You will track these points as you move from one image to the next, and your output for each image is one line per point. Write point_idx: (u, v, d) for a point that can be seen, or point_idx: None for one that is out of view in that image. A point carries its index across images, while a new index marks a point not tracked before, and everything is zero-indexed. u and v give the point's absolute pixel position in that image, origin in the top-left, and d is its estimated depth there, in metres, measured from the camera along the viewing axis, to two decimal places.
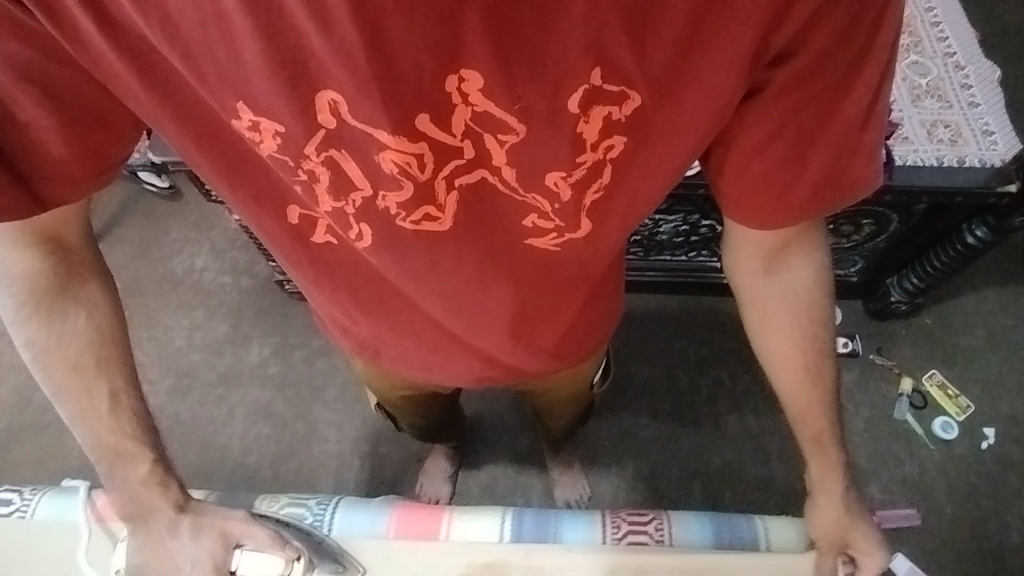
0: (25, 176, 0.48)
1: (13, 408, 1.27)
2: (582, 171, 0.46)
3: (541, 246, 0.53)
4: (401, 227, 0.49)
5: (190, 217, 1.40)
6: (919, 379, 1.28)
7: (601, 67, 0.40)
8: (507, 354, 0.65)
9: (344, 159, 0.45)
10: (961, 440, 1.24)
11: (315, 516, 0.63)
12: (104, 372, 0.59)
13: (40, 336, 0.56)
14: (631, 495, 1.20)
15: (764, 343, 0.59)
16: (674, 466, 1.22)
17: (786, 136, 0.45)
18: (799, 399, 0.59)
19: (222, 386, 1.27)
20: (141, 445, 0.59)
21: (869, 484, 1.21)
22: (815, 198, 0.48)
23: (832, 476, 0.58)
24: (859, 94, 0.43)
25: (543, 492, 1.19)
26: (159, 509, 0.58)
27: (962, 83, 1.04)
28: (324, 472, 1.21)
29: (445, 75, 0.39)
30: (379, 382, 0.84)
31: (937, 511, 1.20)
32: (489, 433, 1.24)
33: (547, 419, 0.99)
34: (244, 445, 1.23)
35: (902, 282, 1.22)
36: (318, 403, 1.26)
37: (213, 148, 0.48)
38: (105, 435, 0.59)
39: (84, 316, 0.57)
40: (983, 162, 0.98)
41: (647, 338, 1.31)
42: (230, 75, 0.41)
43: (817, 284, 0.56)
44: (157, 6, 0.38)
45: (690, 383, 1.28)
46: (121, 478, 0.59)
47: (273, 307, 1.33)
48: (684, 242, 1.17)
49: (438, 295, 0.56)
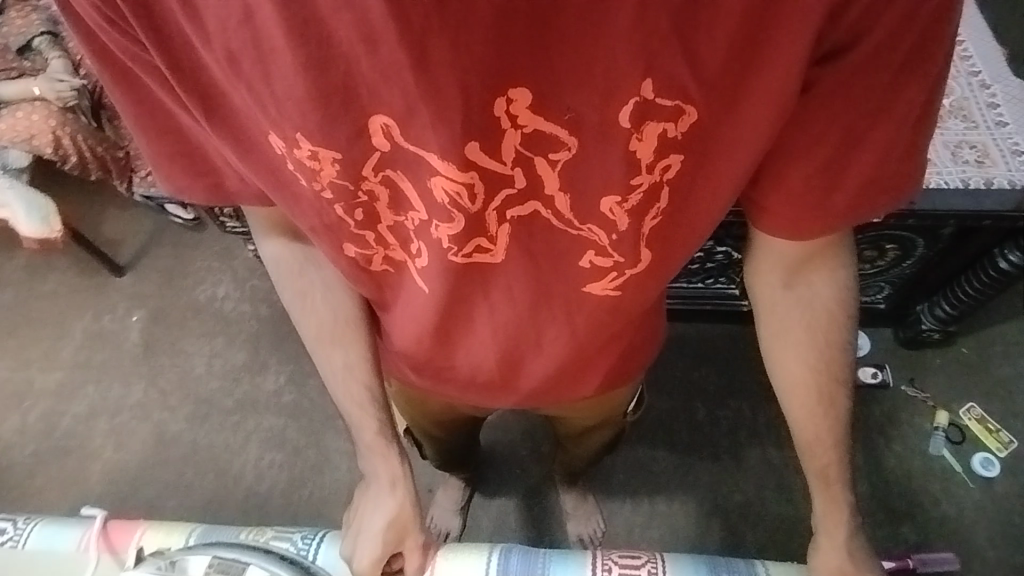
0: (219, 183, 0.53)
1: (39, 432, 1.31)
2: (638, 195, 0.45)
3: (599, 294, 0.53)
4: (452, 261, 0.49)
5: (213, 248, 1.45)
6: (956, 412, 1.21)
7: (651, 78, 0.39)
8: (532, 379, 0.64)
9: (400, 179, 0.45)
10: (1003, 478, 1.17)
11: (299, 548, 0.64)
12: (337, 343, 0.63)
13: (293, 309, 0.62)
14: (647, 533, 1.16)
15: (775, 360, 0.56)
16: (694, 501, 1.18)
17: (830, 139, 0.42)
18: (808, 425, 0.56)
19: (239, 414, 1.29)
20: (368, 412, 0.64)
21: (904, 526, 1.14)
22: (859, 202, 0.46)
23: (836, 517, 0.57)
24: (914, 90, 0.40)
25: (555, 527, 1.17)
26: (382, 474, 0.63)
27: (988, 102, 1.00)
28: (336, 502, 1.21)
29: (493, 99, 0.39)
30: (409, 405, 0.83)
31: (978, 556, 1.12)
32: (500, 464, 1.22)
33: (573, 446, 0.95)
34: (257, 472, 1.24)
35: (933, 309, 1.17)
36: (331, 431, 1.26)
37: (272, 181, 0.50)
38: (346, 393, 0.64)
39: (320, 293, 0.61)
40: (1012, 184, 0.93)
41: (665, 367, 1.28)
42: (279, 107, 0.43)
43: (839, 304, 0.53)
44: (222, 43, 0.41)
45: (708, 415, 1.24)
46: (357, 432, 0.64)
47: (291, 335, 1.35)
48: (700, 268, 1.14)
49: (488, 320, 0.55)
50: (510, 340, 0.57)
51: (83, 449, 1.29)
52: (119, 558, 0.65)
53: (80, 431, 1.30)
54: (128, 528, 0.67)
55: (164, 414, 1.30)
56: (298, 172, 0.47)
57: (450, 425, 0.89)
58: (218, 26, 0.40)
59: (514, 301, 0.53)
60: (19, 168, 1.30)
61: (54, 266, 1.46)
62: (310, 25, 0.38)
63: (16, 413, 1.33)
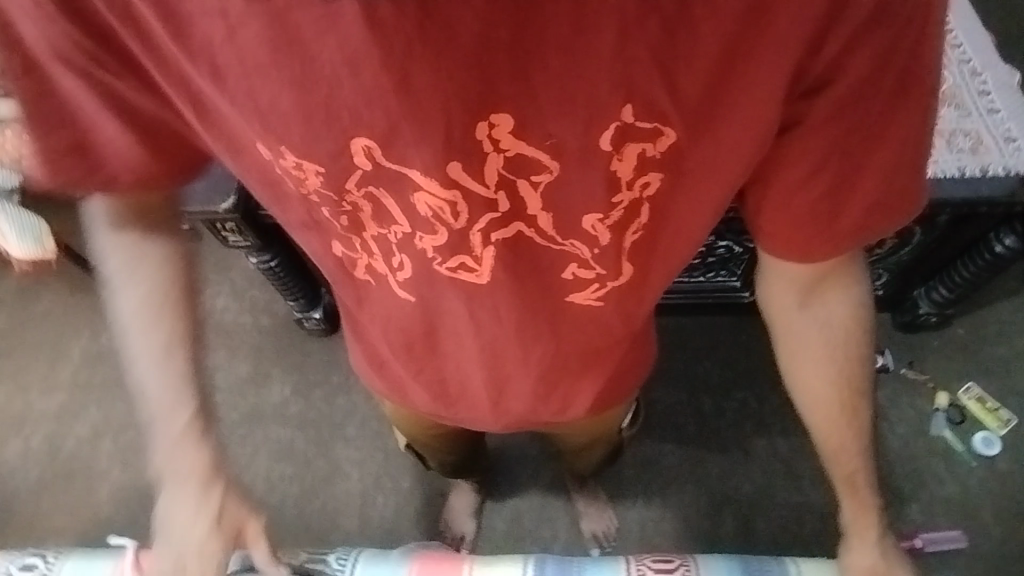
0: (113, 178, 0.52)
1: (43, 456, 1.29)
2: (619, 212, 0.46)
3: (580, 304, 0.55)
4: (437, 271, 0.50)
5: (210, 258, 1.43)
6: (956, 393, 1.24)
7: (632, 103, 0.40)
8: (522, 401, 0.65)
9: (383, 196, 0.45)
10: (1004, 455, 1.20)
11: (336, 568, 0.70)
12: (164, 317, 0.60)
13: (118, 278, 0.59)
14: (660, 526, 1.17)
15: (794, 376, 0.57)
16: (704, 493, 1.20)
17: (831, 167, 0.43)
18: (832, 436, 0.57)
19: (246, 426, 1.28)
20: (179, 403, 0.61)
21: (910, 506, 1.17)
22: (866, 224, 0.46)
23: (867, 520, 0.58)
24: (909, 112, 0.41)
25: (570, 525, 1.18)
26: (190, 469, 0.61)
27: (980, 89, 1.01)
28: (349, 511, 1.21)
29: (475, 123, 0.39)
30: (407, 423, 0.85)
31: (985, 531, 1.15)
32: (511, 465, 1.22)
33: (574, 460, 0.97)
34: (268, 484, 1.24)
35: (930, 293, 1.19)
36: (340, 440, 1.26)
37: (260, 179, 0.49)
38: (156, 386, 0.61)
39: (154, 265, 0.59)
40: (1007, 170, 0.95)
41: (668, 360, 1.29)
42: (264, 123, 0.42)
43: (854, 319, 0.54)
44: (208, 62, 0.41)
45: (714, 406, 1.25)
46: (162, 433, 0.62)
47: (294, 345, 1.34)
48: (702, 264, 1.14)
49: (477, 338, 0.56)
50: (496, 356, 0.58)
51: (89, 471, 1.27)
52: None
53: (85, 452, 1.29)
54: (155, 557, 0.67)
55: None
56: (284, 178, 0.47)
57: (450, 438, 0.91)
58: (204, 46, 0.40)
59: (501, 319, 0.54)
60: (9, 190, 1.20)
61: (48, 285, 1.43)
62: (293, 47, 0.38)
63: (18, 438, 1.31)
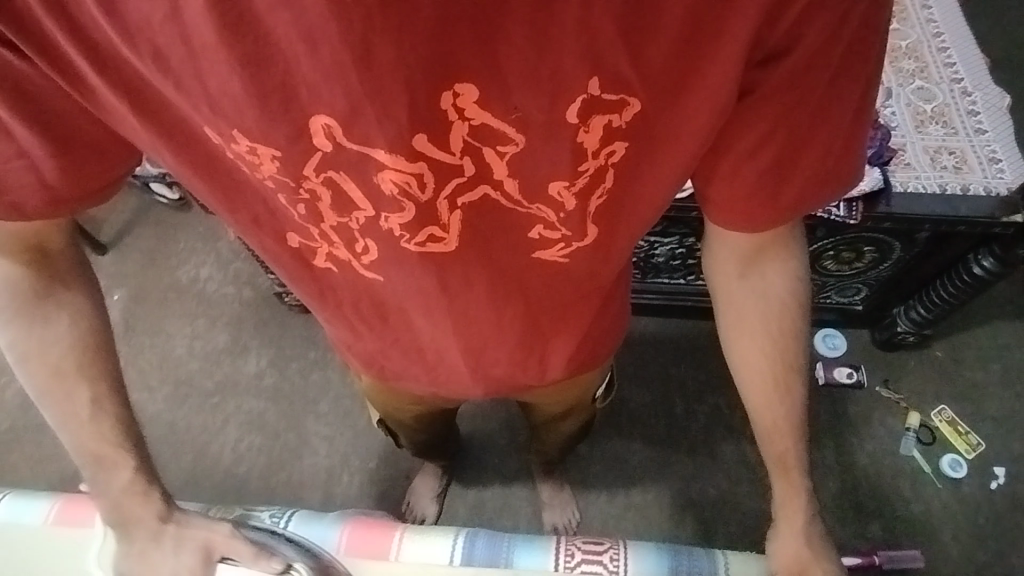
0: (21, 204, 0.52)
1: None
2: (584, 179, 0.48)
3: (548, 260, 0.56)
4: (406, 248, 0.52)
5: (198, 228, 1.50)
6: (929, 414, 1.33)
7: (598, 78, 0.41)
8: (502, 366, 0.69)
9: (343, 180, 0.47)
10: (970, 479, 1.29)
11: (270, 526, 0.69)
12: (85, 378, 0.61)
13: (21, 338, 0.59)
14: (619, 525, 1.22)
15: (735, 349, 0.61)
16: (668, 493, 1.24)
17: (778, 137, 0.47)
18: (766, 412, 0.61)
19: (217, 396, 1.34)
20: (119, 449, 0.63)
21: (873, 523, 1.25)
22: (807, 193, 0.50)
23: (795, 502, 0.60)
24: (850, 87, 0.45)
25: (531, 516, 1.23)
26: (142, 519, 0.63)
27: (969, 109, 1.13)
28: (314, 486, 1.26)
29: (439, 92, 0.40)
30: (386, 401, 0.88)
31: (942, 550, 1.23)
32: (478, 452, 1.28)
33: (546, 432, 1.03)
34: (235, 455, 1.29)
35: (909, 313, 1.28)
36: (311, 416, 1.32)
37: (206, 175, 0.51)
38: (87, 441, 0.62)
39: (66, 320, 0.60)
40: (989, 190, 1.06)
41: (642, 361, 1.34)
42: (214, 107, 0.43)
43: (790, 294, 0.58)
44: (149, 42, 0.41)
45: (685, 410, 1.31)
46: (104, 483, 0.63)
47: (272, 319, 1.40)
48: (681, 265, 1.22)
49: (450, 312, 0.59)
50: (468, 330, 0.62)
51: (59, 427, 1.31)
52: (82, 530, 0.68)
53: None
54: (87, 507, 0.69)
55: (142, 393, 1.34)
56: (237, 162, 0.48)
57: (427, 417, 0.95)
58: (143, 25, 0.40)
59: (472, 285, 0.56)
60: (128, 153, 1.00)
61: None
62: (244, 23, 0.38)
63: None
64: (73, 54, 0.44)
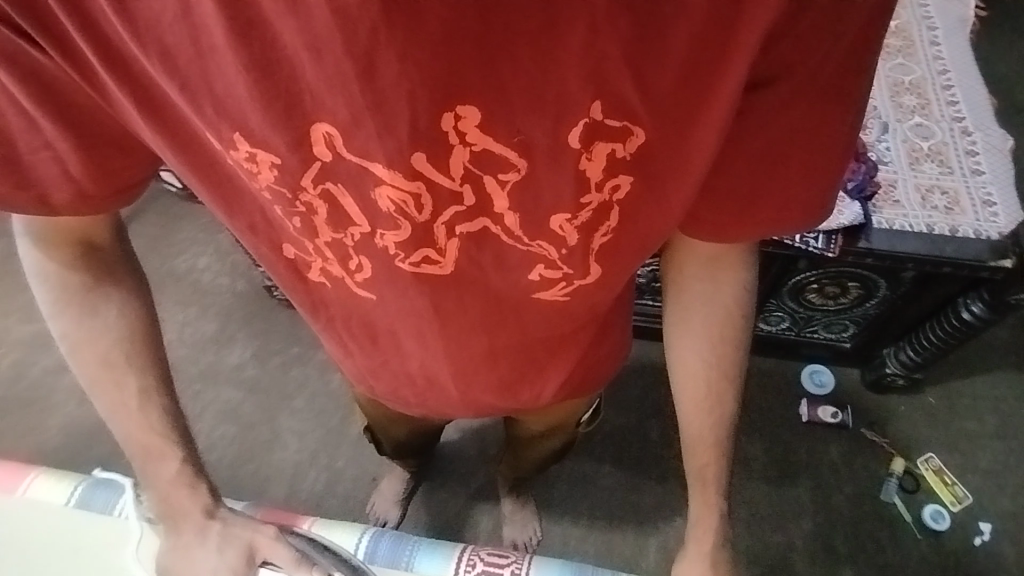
0: (46, 198, 0.53)
1: None
2: (587, 213, 0.48)
3: (547, 300, 0.56)
4: (400, 267, 0.52)
5: (200, 220, 1.55)
6: (914, 461, 1.30)
7: (601, 101, 0.41)
8: (486, 393, 0.68)
9: (340, 194, 0.47)
10: (952, 532, 1.25)
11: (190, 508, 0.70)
12: (132, 366, 0.63)
13: (72, 328, 0.62)
14: (581, 547, 1.22)
15: (676, 350, 0.60)
16: (632, 519, 1.24)
17: (771, 159, 0.46)
18: (695, 421, 0.61)
19: (200, 382, 1.37)
20: (168, 441, 0.65)
21: (844, 569, 1.23)
22: (796, 217, 0.50)
23: (707, 522, 0.61)
24: (844, 117, 0.44)
25: (493, 528, 1.23)
26: (188, 513, 0.64)
27: (967, 149, 1.11)
28: (281, 479, 1.29)
29: (441, 114, 0.40)
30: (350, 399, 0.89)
31: None
32: (448, 463, 1.29)
33: (525, 449, 1.01)
34: (209, 443, 1.32)
35: (898, 354, 1.27)
36: (286, 411, 1.35)
37: (209, 176, 0.52)
38: (134, 432, 0.64)
39: (115, 311, 0.62)
40: (978, 233, 1.03)
41: (622, 384, 1.35)
42: (219, 108, 0.44)
43: (737, 304, 0.57)
44: (157, 41, 0.41)
45: (661, 435, 1.31)
46: (152, 475, 0.65)
47: (261, 312, 1.45)
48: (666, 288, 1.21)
49: (438, 335, 0.59)
50: (454, 353, 0.61)
51: None
52: (6, 498, 0.68)
53: None
54: (19, 472, 0.69)
55: None
56: (236, 168, 0.49)
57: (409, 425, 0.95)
58: (153, 25, 0.41)
59: (462, 309, 0.56)
60: None
61: None
62: (253, 28, 0.38)
63: None
64: (87, 55, 0.44)
